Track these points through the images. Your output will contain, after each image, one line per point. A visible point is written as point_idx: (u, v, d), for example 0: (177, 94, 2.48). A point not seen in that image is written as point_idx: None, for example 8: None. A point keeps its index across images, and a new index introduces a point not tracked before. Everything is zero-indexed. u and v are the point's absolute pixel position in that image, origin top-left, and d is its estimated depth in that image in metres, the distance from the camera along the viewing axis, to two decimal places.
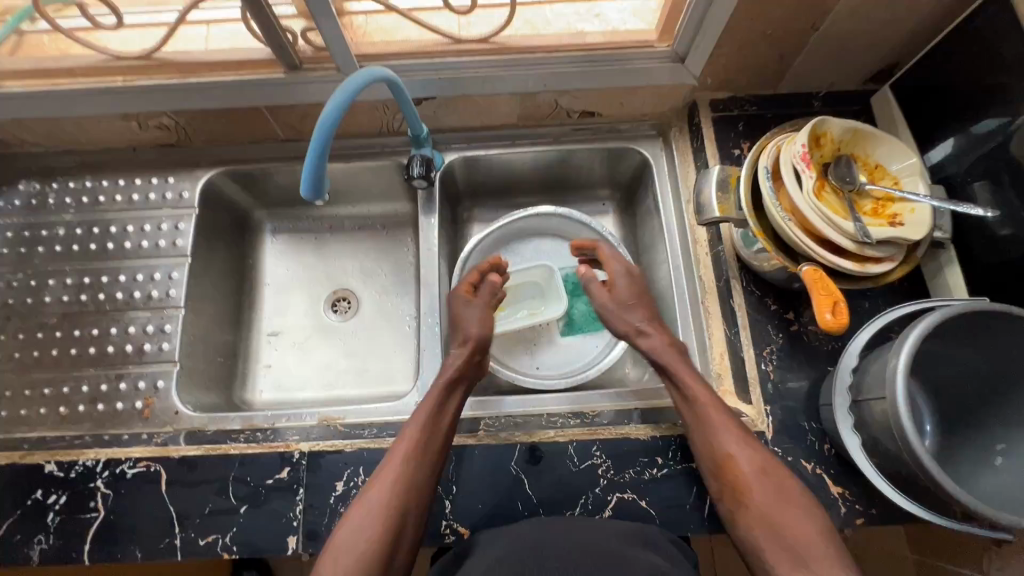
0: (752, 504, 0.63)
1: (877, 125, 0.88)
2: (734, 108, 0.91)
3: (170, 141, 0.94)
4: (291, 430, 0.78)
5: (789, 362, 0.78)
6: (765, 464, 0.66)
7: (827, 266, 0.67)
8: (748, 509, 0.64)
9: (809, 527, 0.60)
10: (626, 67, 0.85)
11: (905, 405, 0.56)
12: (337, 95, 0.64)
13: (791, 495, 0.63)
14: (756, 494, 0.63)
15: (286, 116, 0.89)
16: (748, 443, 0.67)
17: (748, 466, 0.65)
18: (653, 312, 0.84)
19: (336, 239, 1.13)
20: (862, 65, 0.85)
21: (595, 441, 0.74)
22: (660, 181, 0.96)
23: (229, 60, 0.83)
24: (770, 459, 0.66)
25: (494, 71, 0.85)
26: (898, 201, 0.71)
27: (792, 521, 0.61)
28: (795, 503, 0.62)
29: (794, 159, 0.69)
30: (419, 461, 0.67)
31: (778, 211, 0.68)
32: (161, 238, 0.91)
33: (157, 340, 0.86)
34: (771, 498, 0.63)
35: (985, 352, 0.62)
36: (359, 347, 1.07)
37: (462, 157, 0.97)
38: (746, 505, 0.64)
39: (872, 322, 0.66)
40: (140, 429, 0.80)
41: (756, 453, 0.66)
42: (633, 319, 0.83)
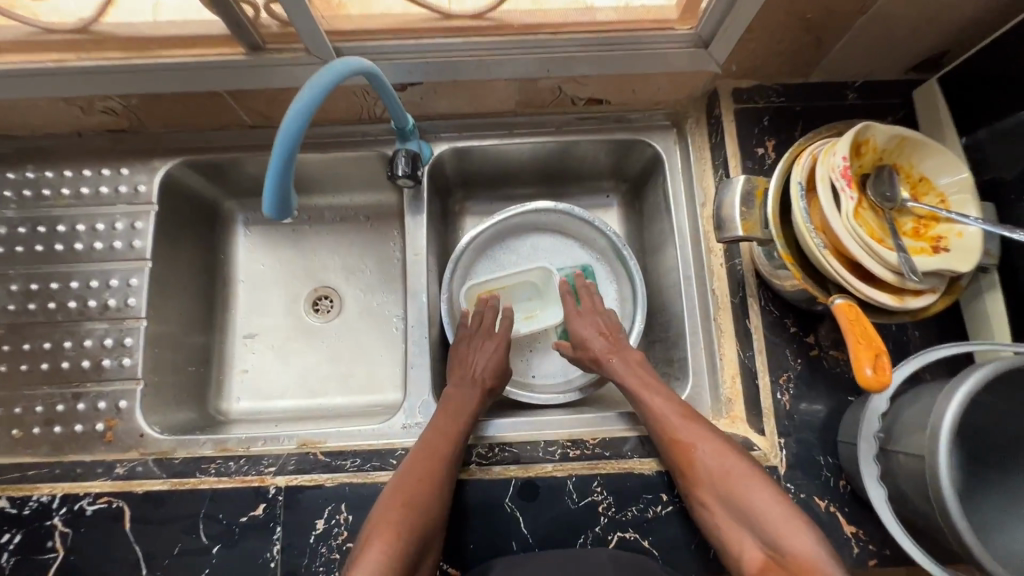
0: (712, 490, 0.63)
1: (918, 122, 0.79)
2: (760, 98, 0.80)
3: (119, 126, 0.83)
4: (266, 459, 0.72)
5: (807, 391, 0.72)
6: (716, 445, 0.66)
7: (862, 299, 0.60)
8: (711, 495, 0.64)
9: (770, 502, 0.60)
10: (642, 52, 0.74)
11: (946, 469, 0.51)
12: (307, 91, 0.53)
13: (748, 472, 0.63)
14: (716, 478, 0.64)
15: (250, 101, 0.78)
16: (699, 428, 0.68)
17: (700, 450, 0.66)
18: (614, 338, 0.85)
19: (315, 232, 1.04)
20: (909, 53, 0.75)
21: (596, 477, 0.69)
22: (672, 178, 0.86)
23: (174, 34, 0.69)
24: (721, 438, 0.67)
25: (489, 54, 0.73)
26: (943, 221, 0.63)
27: (751, 499, 0.61)
28: (747, 479, 0.63)
29: (832, 174, 0.60)
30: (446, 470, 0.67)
31: (811, 235, 0.60)
32: (115, 239, 0.82)
33: (117, 355, 0.78)
34: (723, 477, 0.63)
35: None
36: (343, 351, 1.00)
37: (452, 148, 0.87)
38: (708, 490, 0.64)
39: (913, 359, 0.59)
40: (102, 455, 0.74)
41: (706, 435, 0.67)
42: (595, 349, 0.84)
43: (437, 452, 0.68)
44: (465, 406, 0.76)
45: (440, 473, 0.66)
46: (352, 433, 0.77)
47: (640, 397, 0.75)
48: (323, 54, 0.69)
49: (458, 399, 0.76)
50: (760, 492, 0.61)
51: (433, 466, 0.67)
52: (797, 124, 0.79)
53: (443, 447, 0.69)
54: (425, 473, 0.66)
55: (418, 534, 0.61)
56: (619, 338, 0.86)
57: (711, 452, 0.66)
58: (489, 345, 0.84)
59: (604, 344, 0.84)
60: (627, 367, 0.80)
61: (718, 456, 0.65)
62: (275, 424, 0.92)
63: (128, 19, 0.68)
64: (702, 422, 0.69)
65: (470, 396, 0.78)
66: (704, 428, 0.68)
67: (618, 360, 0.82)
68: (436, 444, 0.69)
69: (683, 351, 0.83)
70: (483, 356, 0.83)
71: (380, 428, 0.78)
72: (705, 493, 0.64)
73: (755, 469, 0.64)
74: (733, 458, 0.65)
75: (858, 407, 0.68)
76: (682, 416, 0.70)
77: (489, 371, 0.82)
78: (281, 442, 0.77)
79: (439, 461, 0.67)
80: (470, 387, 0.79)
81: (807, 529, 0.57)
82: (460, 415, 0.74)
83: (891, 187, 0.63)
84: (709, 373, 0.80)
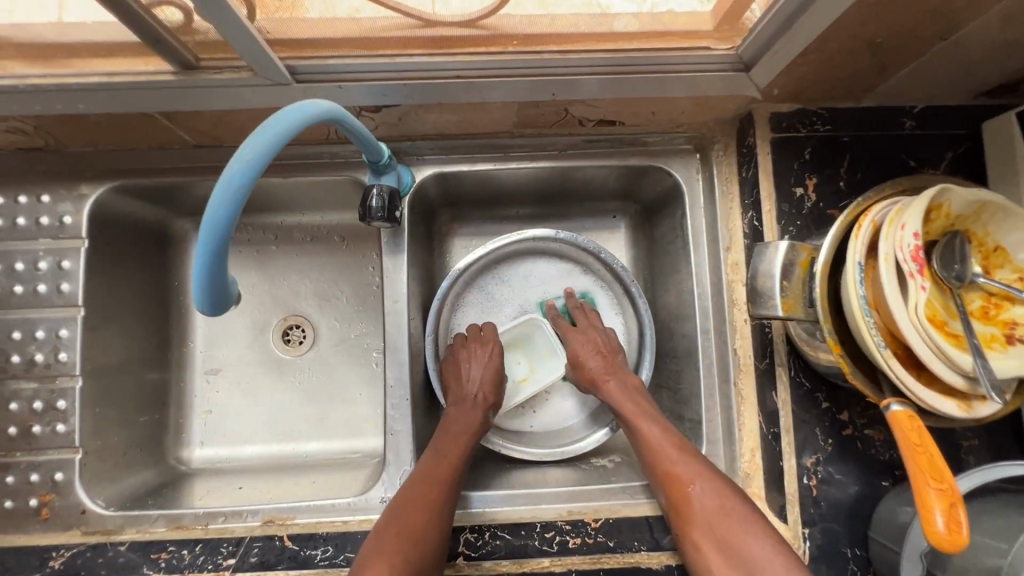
0: (707, 532, 0.57)
1: (984, 159, 0.67)
2: (801, 126, 0.68)
3: (36, 144, 0.69)
4: (225, 547, 0.64)
5: (838, 475, 0.64)
6: (712, 481, 0.60)
7: (921, 405, 0.50)
8: (704, 537, 0.57)
9: (768, 549, 0.53)
10: (664, 76, 0.61)
11: None
12: (265, 130, 0.42)
13: (744, 514, 0.56)
14: (711, 518, 0.57)
15: (188, 121, 0.64)
16: (695, 463, 0.62)
17: (696, 487, 0.60)
18: (609, 357, 0.77)
19: (285, 254, 0.88)
20: (985, 79, 0.62)
21: (599, 572, 0.62)
22: (691, 214, 0.75)
23: (77, 41, 0.54)
24: (718, 475, 0.61)
25: (480, 74, 0.60)
26: (1019, 303, 0.53)
27: (747, 544, 0.54)
28: (744, 523, 0.56)
29: (899, 252, 0.49)
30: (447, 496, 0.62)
31: (869, 328, 0.50)
32: (40, 282, 0.70)
33: (50, 420, 0.69)
34: (718, 518, 0.57)
35: None
36: (318, 390, 0.85)
37: (437, 173, 0.75)
38: (702, 531, 0.57)
39: (968, 476, 0.52)
40: (37, 536, 0.66)
41: (702, 470, 0.61)
42: (591, 367, 0.76)
43: (439, 477, 0.64)
44: (460, 427, 0.71)
45: (439, 501, 0.61)
46: (325, 507, 0.68)
47: (635, 427, 0.68)
48: (273, 74, 0.56)
49: (459, 421, 0.71)
50: (757, 537, 0.54)
51: (434, 491, 0.62)
52: (843, 160, 0.68)
53: (442, 474, 0.64)
54: (426, 499, 0.61)
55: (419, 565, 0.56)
56: (615, 358, 0.78)
57: (706, 488, 0.59)
58: (482, 354, 0.78)
59: (599, 364, 0.76)
60: (623, 391, 0.73)
61: (713, 493, 0.58)
62: (240, 484, 0.79)
63: (25, 19, 0.51)
64: (699, 457, 0.63)
65: (471, 418, 0.72)
66: (701, 462, 0.62)
67: (614, 383, 0.74)
68: (436, 470, 0.64)
69: (696, 413, 0.74)
70: (476, 367, 0.76)
71: (357, 502, 0.69)
72: (700, 536, 0.57)
73: (755, 512, 0.57)
74: (734, 500, 0.58)
75: (895, 501, 0.60)
76: (677, 449, 0.64)
77: (491, 381, 0.76)
78: (245, 518, 0.67)
79: (440, 488, 0.63)
80: (469, 402, 0.73)
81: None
82: (458, 438, 0.69)
83: (960, 261, 0.52)
84: (725, 443, 0.72)
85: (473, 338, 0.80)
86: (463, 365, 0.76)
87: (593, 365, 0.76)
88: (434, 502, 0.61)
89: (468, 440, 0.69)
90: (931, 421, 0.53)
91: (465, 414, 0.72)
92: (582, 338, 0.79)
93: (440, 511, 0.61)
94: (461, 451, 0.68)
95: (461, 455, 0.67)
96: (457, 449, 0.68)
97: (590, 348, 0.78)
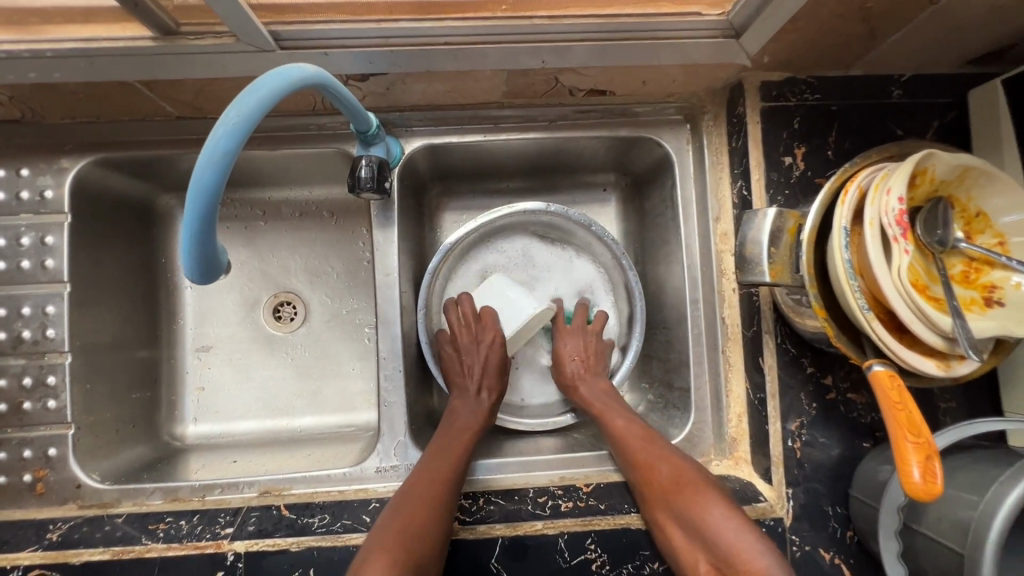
0: (667, 506, 0.60)
1: (969, 127, 0.68)
2: (791, 96, 0.68)
3: (13, 116, 0.68)
4: (222, 517, 0.64)
5: (820, 437, 0.66)
6: (668, 457, 0.64)
7: (902, 365, 0.52)
8: (665, 511, 0.60)
9: (718, 510, 0.56)
10: (655, 42, 0.60)
11: None
12: (255, 93, 0.42)
13: (696, 483, 0.60)
14: (669, 491, 0.60)
15: (171, 91, 0.63)
16: (656, 445, 0.66)
17: (658, 465, 0.63)
18: (590, 360, 0.79)
19: (272, 230, 0.87)
20: (972, 46, 0.62)
21: (590, 533, 0.63)
22: (681, 185, 0.75)
23: (50, 5, 0.52)
24: (676, 452, 0.65)
25: (468, 40, 0.59)
26: (998, 266, 0.54)
27: (699, 508, 0.57)
28: (698, 493, 0.59)
29: (884, 217, 0.50)
30: (456, 481, 0.64)
31: (853, 292, 0.51)
32: (23, 258, 0.69)
33: (40, 396, 0.69)
34: (676, 490, 0.60)
35: None
36: (310, 365, 0.86)
37: (427, 145, 0.74)
38: (664, 505, 0.60)
39: (945, 433, 0.53)
40: (33, 511, 0.66)
41: (660, 450, 0.65)
42: (570, 368, 0.79)
43: (448, 464, 0.65)
44: (463, 420, 0.72)
45: (448, 485, 0.63)
46: (321, 477, 0.70)
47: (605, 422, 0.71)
48: (256, 40, 0.55)
49: (461, 415, 0.73)
50: (710, 504, 0.57)
51: (443, 476, 0.63)
52: (831, 129, 0.68)
53: (450, 462, 0.65)
54: (434, 483, 0.62)
55: (427, 542, 0.56)
56: (593, 358, 0.79)
57: (663, 464, 0.63)
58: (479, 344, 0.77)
59: (577, 368, 0.78)
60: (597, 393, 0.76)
61: (671, 466, 0.62)
62: (234, 457, 0.80)
63: None
64: (661, 441, 0.67)
65: (475, 409, 0.74)
66: (660, 444, 0.66)
67: (586, 387, 0.76)
68: (444, 458, 0.66)
69: (685, 381, 0.76)
70: (474, 358, 0.77)
71: (352, 472, 0.70)
72: (666, 513, 0.60)
73: (708, 482, 0.61)
74: (689, 474, 0.61)
75: (875, 461, 0.62)
76: (642, 436, 0.68)
77: (487, 370, 0.77)
78: (241, 489, 0.69)
79: (450, 474, 0.64)
80: (467, 395, 0.75)
81: (753, 533, 0.54)
82: (463, 431, 0.70)
83: (943, 226, 0.53)
84: (713, 410, 0.74)
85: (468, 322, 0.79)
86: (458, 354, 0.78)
87: (571, 367, 0.79)
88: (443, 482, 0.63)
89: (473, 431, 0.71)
90: (912, 381, 0.54)
91: (464, 408, 0.74)
92: (570, 340, 0.80)
93: (449, 494, 0.62)
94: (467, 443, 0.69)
95: (467, 446, 0.69)
96: (462, 439, 0.69)
97: (575, 350, 0.80)
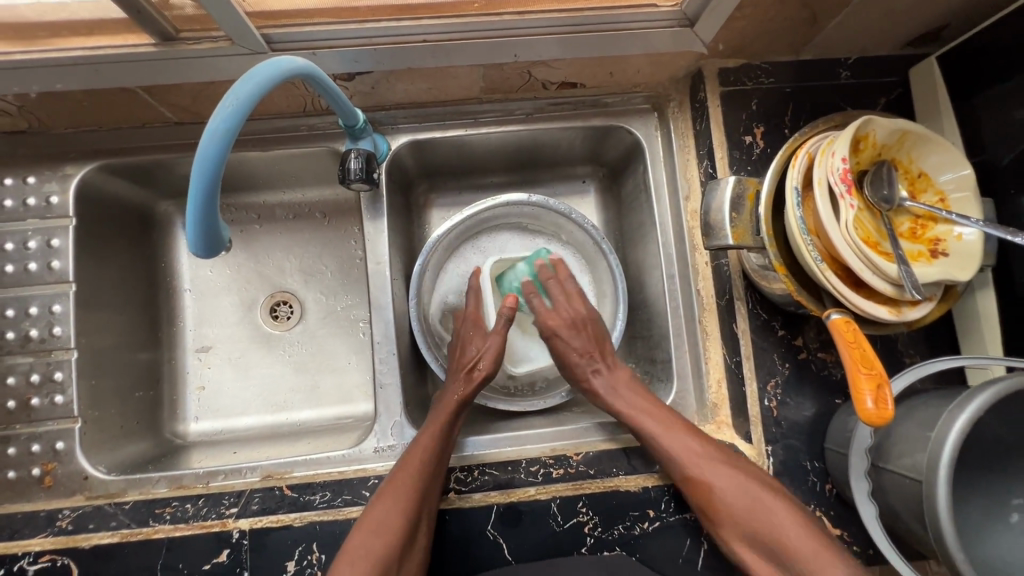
0: (735, 528, 0.60)
1: (913, 102, 0.74)
2: (747, 80, 0.74)
3: (19, 126, 0.72)
4: (227, 498, 0.67)
5: (795, 395, 0.69)
6: (734, 476, 0.62)
7: (858, 312, 0.56)
8: (728, 528, 0.61)
9: (802, 537, 0.57)
10: (617, 33, 0.65)
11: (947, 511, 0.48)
12: (242, 84, 0.46)
13: (778, 510, 0.59)
14: (739, 517, 0.60)
15: (171, 96, 0.67)
16: (713, 459, 0.64)
17: (719, 485, 0.62)
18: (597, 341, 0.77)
19: (267, 232, 0.91)
20: (906, 29, 0.68)
21: (581, 497, 0.67)
22: (652, 169, 0.80)
23: (58, 18, 0.57)
24: (739, 466, 0.64)
25: (445, 38, 0.64)
26: (941, 221, 0.59)
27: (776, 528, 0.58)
28: (774, 511, 0.59)
29: (830, 176, 0.55)
30: (422, 485, 0.63)
31: (808, 246, 0.56)
32: (30, 260, 0.72)
33: (48, 392, 0.71)
34: (746, 508, 0.60)
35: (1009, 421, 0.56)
36: (307, 359, 0.88)
37: (411, 141, 0.79)
38: (725, 522, 0.61)
39: (904, 374, 0.57)
40: (42, 503, 0.68)
41: (720, 464, 0.63)
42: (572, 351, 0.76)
43: (411, 469, 0.63)
44: (437, 416, 0.69)
45: (439, 464, 0.65)
46: (321, 460, 0.72)
47: (636, 411, 0.69)
48: (250, 43, 0.60)
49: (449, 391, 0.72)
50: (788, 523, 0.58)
51: (405, 483, 0.62)
52: (786, 108, 0.73)
53: (416, 465, 0.64)
54: (393, 493, 0.62)
55: (412, 519, 0.61)
56: (600, 338, 0.77)
57: (725, 481, 0.62)
58: (478, 346, 0.77)
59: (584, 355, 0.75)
60: (615, 382, 0.74)
61: (734, 486, 0.61)
62: (236, 449, 0.82)
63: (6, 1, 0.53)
64: (716, 445, 0.65)
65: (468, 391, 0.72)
66: (717, 453, 0.64)
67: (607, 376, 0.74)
68: (409, 460, 0.64)
69: (666, 353, 0.79)
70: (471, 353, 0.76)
71: (351, 453, 0.72)
72: (730, 530, 0.61)
73: (787, 503, 0.60)
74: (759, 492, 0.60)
75: (846, 414, 0.66)
76: (691, 446, 0.65)
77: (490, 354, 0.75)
78: (243, 475, 0.71)
79: (412, 478, 0.63)
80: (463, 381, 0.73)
81: (847, 562, 0.54)
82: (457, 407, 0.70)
83: (888, 185, 0.58)
84: (694, 378, 0.77)
85: (472, 328, 0.79)
86: (461, 344, 0.78)
87: (579, 347, 0.76)
88: (434, 462, 0.65)
89: (444, 423, 0.68)
90: (871, 329, 0.59)
91: (451, 388, 0.73)
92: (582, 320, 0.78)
93: (409, 505, 0.61)
94: (436, 440, 0.66)
95: (444, 428, 0.67)
96: (431, 436, 0.66)
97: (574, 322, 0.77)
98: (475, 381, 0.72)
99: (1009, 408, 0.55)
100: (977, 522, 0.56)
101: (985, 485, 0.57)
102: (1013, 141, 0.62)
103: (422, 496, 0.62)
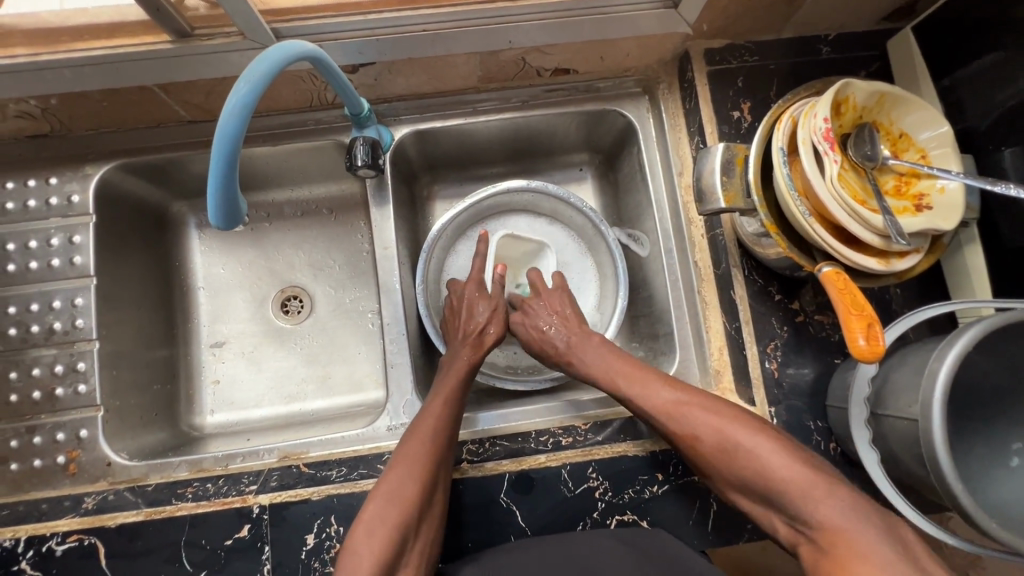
0: (724, 473, 0.59)
1: (894, 73, 0.77)
2: (732, 58, 0.77)
3: (41, 130, 0.76)
4: (246, 477, 0.69)
5: (794, 358, 0.71)
6: (720, 418, 0.60)
7: (849, 265, 0.59)
8: (724, 475, 0.59)
9: (789, 465, 0.55)
10: (605, 16, 0.69)
11: (943, 446, 0.50)
12: (256, 64, 0.49)
13: (769, 446, 0.57)
14: (725, 459, 0.59)
15: (185, 93, 0.71)
16: (698, 405, 0.62)
17: (702, 430, 0.60)
18: (565, 316, 0.78)
19: (276, 229, 0.93)
20: (880, 3, 0.72)
21: (591, 463, 0.69)
22: (647, 149, 0.83)
23: (81, 23, 0.61)
24: (717, 405, 0.62)
25: (443, 27, 0.67)
26: (924, 176, 0.61)
27: (763, 464, 0.56)
28: (756, 449, 0.57)
29: (814, 136, 0.58)
30: (435, 455, 0.64)
31: (797, 203, 0.58)
32: (54, 256, 0.76)
33: (71, 381, 0.74)
34: (728, 449, 0.58)
35: (1006, 366, 0.57)
36: (319, 351, 0.90)
37: (414, 131, 0.82)
38: (720, 471, 0.60)
39: (898, 323, 0.60)
40: (67, 489, 0.71)
41: (704, 408, 0.62)
42: (541, 323, 0.79)
43: (423, 436, 0.65)
44: (446, 382, 0.71)
45: (448, 432, 0.66)
46: (335, 440, 0.73)
47: (619, 381, 0.69)
48: (260, 37, 0.63)
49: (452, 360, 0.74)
50: (773, 456, 0.56)
51: (420, 450, 0.63)
52: (771, 84, 0.77)
53: (428, 433, 0.65)
54: (407, 461, 0.62)
55: (426, 490, 0.61)
56: (574, 319, 0.78)
57: (711, 425, 0.60)
58: (485, 309, 0.80)
59: (559, 331, 0.77)
60: (589, 351, 0.74)
61: (713, 429, 0.60)
62: (249, 436, 0.83)
63: (28, 7, 0.58)
64: (692, 390, 0.64)
65: (468, 358, 0.74)
66: (704, 400, 0.63)
67: (584, 345, 0.74)
68: (420, 429, 0.65)
69: (667, 326, 0.80)
70: (479, 315, 0.80)
71: (366, 432, 0.74)
72: (722, 478, 0.60)
73: (779, 441, 0.57)
74: (737, 428, 0.59)
75: (845, 371, 0.68)
76: (673, 397, 0.64)
77: (494, 318, 0.80)
78: (262, 456, 0.72)
79: (426, 445, 0.64)
80: (461, 351, 0.75)
81: (844, 498, 0.51)
82: (461, 377, 0.72)
83: (871, 144, 0.61)
84: (696, 347, 0.78)
85: (477, 292, 0.82)
86: (467, 308, 0.80)
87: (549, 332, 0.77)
88: (445, 432, 0.66)
89: (454, 392, 0.70)
90: (863, 283, 0.62)
91: (457, 358, 0.75)
92: (556, 298, 0.81)
93: (422, 473, 0.62)
94: (447, 407, 0.68)
95: (455, 397, 0.69)
96: (440, 406, 0.68)
97: (550, 310, 0.80)
98: (483, 349, 0.76)
99: (1002, 349, 0.56)
100: (977, 466, 0.58)
101: (985, 431, 0.59)
102: (988, 104, 0.65)
103: (435, 465, 0.63)
